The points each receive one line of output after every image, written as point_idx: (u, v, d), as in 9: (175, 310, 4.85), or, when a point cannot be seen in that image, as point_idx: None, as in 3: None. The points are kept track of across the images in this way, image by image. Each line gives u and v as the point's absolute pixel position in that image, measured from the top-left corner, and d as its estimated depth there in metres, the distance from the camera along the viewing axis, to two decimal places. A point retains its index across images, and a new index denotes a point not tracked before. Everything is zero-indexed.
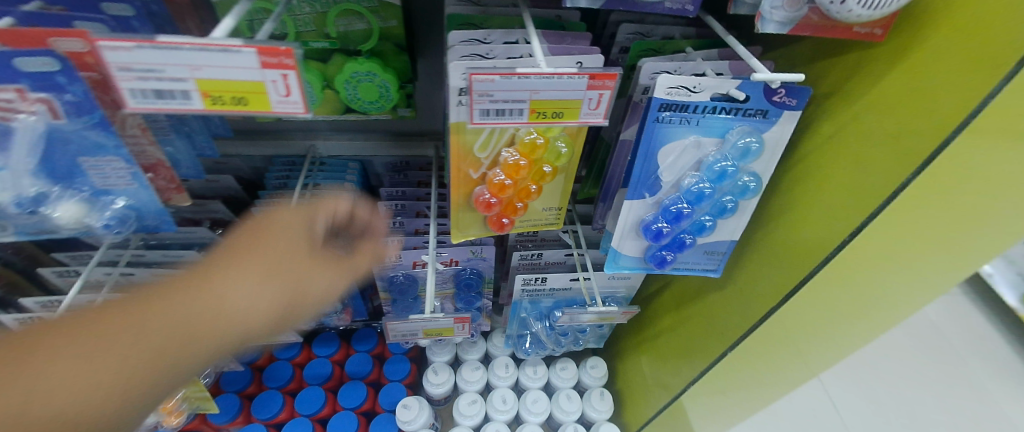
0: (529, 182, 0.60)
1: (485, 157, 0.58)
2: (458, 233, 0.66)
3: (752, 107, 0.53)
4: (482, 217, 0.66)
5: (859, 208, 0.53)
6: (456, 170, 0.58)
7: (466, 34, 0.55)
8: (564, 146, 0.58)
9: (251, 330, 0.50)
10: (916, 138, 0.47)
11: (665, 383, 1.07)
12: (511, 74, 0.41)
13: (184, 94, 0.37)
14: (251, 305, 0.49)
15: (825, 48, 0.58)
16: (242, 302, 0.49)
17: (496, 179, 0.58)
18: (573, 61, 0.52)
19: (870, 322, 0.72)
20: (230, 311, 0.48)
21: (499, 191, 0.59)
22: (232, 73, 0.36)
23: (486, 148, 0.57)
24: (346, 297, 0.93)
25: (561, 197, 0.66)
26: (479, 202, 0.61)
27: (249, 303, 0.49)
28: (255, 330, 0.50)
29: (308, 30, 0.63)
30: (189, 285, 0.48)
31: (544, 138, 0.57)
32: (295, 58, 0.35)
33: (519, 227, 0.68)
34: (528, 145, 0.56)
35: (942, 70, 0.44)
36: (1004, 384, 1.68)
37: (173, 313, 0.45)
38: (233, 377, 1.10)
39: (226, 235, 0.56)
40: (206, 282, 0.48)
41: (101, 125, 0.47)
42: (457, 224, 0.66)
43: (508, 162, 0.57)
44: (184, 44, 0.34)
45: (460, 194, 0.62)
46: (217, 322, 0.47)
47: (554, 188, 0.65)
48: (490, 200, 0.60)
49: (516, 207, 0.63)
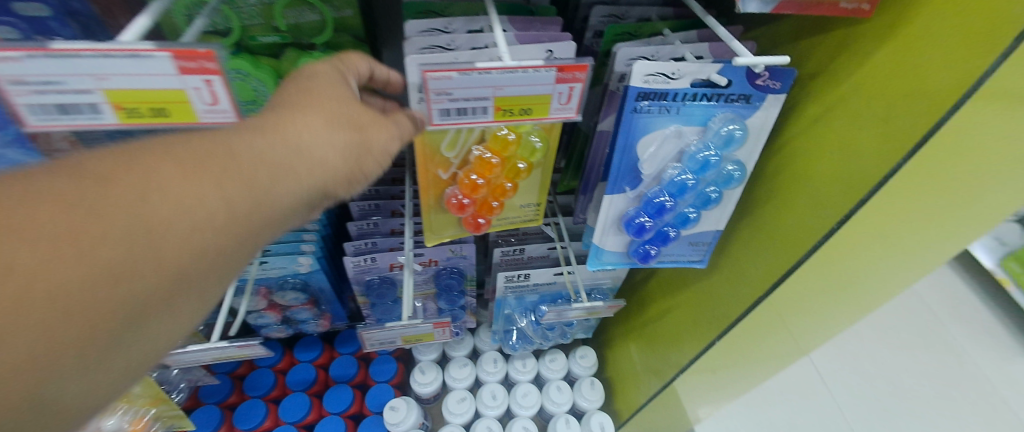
0: (503, 180, 0.56)
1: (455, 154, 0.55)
2: (431, 236, 0.63)
3: (734, 92, 0.49)
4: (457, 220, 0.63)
5: (847, 196, 0.51)
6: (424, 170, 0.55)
7: (425, 23, 0.51)
8: (538, 140, 0.55)
9: (326, 184, 0.42)
10: (907, 119, 0.44)
11: (654, 368, 1.06)
12: (470, 70, 0.37)
13: (92, 107, 0.33)
14: (321, 155, 0.40)
15: (809, 25, 0.54)
16: (314, 151, 0.40)
17: (468, 178, 0.55)
18: (543, 49, 0.48)
19: (857, 300, 0.72)
20: (302, 164, 0.39)
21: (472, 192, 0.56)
22: (147, 82, 0.32)
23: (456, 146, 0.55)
24: (322, 302, 0.90)
25: (538, 192, 0.63)
26: (451, 204, 0.57)
27: (320, 149, 0.40)
28: (328, 186, 0.42)
29: (255, 24, 0.58)
30: (253, 129, 0.38)
31: (516, 134, 0.54)
32: (218, 62, 0.32)
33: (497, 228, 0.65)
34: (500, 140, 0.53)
35: (935, 48, 0.41)
36: (983, 347, 1.75)
37: (246, 156, 0.36)
38: (212, 388, 1.06)
39: (287, 79, 0.44)
40: (276, 131, 0.39)
41: (19, 141, 0.42)
42: (431, 227, 0.63)
43: (479, 159, 0.55)
44: (84, 51, 0.29)
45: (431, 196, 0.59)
46: (289, 172, 0.38)
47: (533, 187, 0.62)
48: (464, 202, 0.57)
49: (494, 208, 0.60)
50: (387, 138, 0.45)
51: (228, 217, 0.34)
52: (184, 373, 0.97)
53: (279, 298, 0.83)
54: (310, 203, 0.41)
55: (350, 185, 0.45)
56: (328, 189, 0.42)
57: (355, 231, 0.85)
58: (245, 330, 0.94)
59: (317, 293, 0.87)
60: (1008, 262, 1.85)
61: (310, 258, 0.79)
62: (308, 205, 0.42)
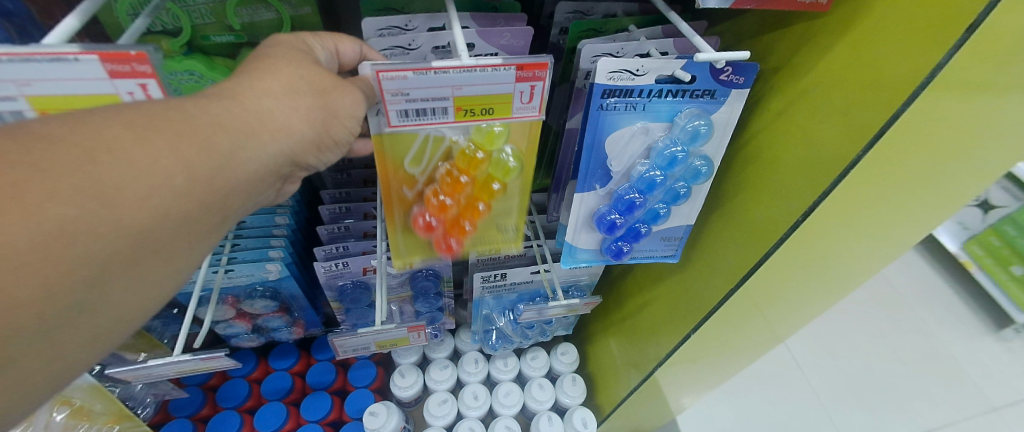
0: (472, 199, 0.54)
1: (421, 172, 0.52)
2: (397, 258, 0.61)
3: (699, 87, 0.49)
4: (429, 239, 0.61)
5: (811, 187, 0.51)
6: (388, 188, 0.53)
7: (384, 20, 0.49)
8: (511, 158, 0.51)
9: (292, 149, 0.41)
10: (866, 112, 0.44)
11: (634, 362, 1.07)
12: (427, 69, 0.36)
13: (15, 112, 0.33)
14: (283, 120, 0.40)
15: (770, 20, 0.55)
16: (277, 116, 0.39)
17: (435, 199, 0.53)
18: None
19: (826, 287, 0.73)
20: (265, 128, 0.39)
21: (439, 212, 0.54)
22: (74, 87, 0.32)
23: (420, 163, 0.51)
24: (294, 309, 0.87)
25: (517, 213, 0.60)
26: (418, 225, 0.55)
27: (282, 114, 0.40)
28: (295, 151, 0.41)
29: (206, 23, 0.56)
30: (217, 93, 0.38)
31: (485, 153, 0.50)
32: (150, 65, 0.33)
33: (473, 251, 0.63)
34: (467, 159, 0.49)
35: (888, 41, 0.42)
36: (949, 328, 1.82)
37: (208, 120, 0.36)
38: (182, 402, 1.03)
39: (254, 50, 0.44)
40: (240, 96, 0.39)
41: None
42: (399, 251, 0.61)
43: (446, 178, 0.52)
44: (5, 55, 0.30)
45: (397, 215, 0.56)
46: (252, 136, 0.38)
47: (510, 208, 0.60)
48: (431, 222, 0.55)
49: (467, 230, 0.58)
50: (352, 103, 0.43)
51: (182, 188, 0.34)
52: (148, 387, 0.93)
53: (248, 307, 0.80)
54: (278, 168, 0.41)
55: (319, 151, 0.44)
56: (294, 154, 0.42)
57: (326, 235, 0.83)
58: (213, 341, 0.91)
59: (288, 301, 0.84)
60: (971, 246, 1.93)
61: (278, 264, 0.76)
62: (277, 172, 0.41)
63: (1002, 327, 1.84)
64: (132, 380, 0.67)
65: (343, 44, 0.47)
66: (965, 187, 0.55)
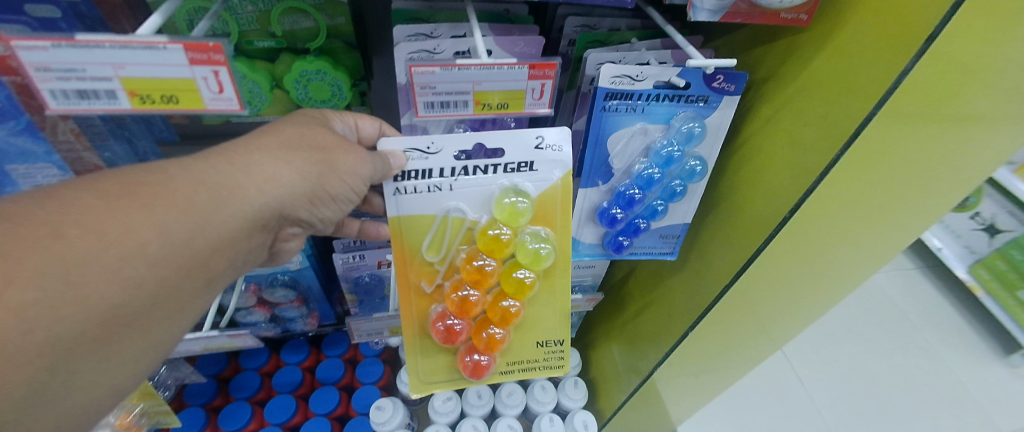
0: (501, 302, 0.60)
1: (438, 264, 0.58)
2: (415, 381, 0.64)
3: (694, 93, 0.54)
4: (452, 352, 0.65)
5: (796, 186, 0.56)
6: (406, 284, 0.58)
7: (412, 28, 0.55)
8: (538, 244, 0.56)
9: (283, 202, 0.46)
10: (843, 116, 0.49)
11: (634, 367, 1.09)
12: (451, 66, 0.42)
13: (109, 93, 0.38)
14: (275, 173, 0.45)
15: (760, 36, 0.61)
16: (266, 170, 0.45)
17: (455, 295, 0.59)
18: (533, 136, 0.51)
19: (820, 293, 0.76)
20: (250, 182, 0.44)
21: (459, 310, 0.60)
22: (160, 70, 0.37)
23: (437, 253, 0.57)
24: (311, 301, 0.92)
25: (559, 325, 0.64)
26: (438, 329, 0.61)
27: (275, 167, 0.45)
28: (284, 204, 0.46)
29: (252, 29, 0.62)
30: (221, 151, 0.45)
31: (510, 234, 0.55)
32: (223, 54, 0.37)
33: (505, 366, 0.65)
34: (489, 240, 0.55)
35: (862, 53, 0.47)
36: (956, 351, 1.81)
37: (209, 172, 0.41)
38: (198, 390, 1.06)
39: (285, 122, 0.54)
40: (243, 154, 0.45)
41: (27, 130, 0.49)
42: (417, 371, 0.64)
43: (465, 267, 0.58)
44: (105, 42, 0.35)
45: (416, 322, 0.61)
46: (233, 190, 0.43)
47: (543, 308, 0.63)
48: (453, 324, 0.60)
49: (493, 336, 0.61)
50: (353, 160, 0.48)
51: (203, 200, 0.41)
52: (170, 371, 0.97)
53: (269, 295, 0.86)
54: (263, 221, 0.46)
55: (314, 205, 0.49)
56: (285, 207, 0.47)
57: None
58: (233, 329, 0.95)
59: (306, 292, 0.89)
60: (977, 270, 1.93)
61: (300, 255, 0.81)
62: (265, 222, 0.46)
63: (1009, 352, 1.82)
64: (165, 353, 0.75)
65: (363, 121, 0.58)
66: (949, 194, 0.59)
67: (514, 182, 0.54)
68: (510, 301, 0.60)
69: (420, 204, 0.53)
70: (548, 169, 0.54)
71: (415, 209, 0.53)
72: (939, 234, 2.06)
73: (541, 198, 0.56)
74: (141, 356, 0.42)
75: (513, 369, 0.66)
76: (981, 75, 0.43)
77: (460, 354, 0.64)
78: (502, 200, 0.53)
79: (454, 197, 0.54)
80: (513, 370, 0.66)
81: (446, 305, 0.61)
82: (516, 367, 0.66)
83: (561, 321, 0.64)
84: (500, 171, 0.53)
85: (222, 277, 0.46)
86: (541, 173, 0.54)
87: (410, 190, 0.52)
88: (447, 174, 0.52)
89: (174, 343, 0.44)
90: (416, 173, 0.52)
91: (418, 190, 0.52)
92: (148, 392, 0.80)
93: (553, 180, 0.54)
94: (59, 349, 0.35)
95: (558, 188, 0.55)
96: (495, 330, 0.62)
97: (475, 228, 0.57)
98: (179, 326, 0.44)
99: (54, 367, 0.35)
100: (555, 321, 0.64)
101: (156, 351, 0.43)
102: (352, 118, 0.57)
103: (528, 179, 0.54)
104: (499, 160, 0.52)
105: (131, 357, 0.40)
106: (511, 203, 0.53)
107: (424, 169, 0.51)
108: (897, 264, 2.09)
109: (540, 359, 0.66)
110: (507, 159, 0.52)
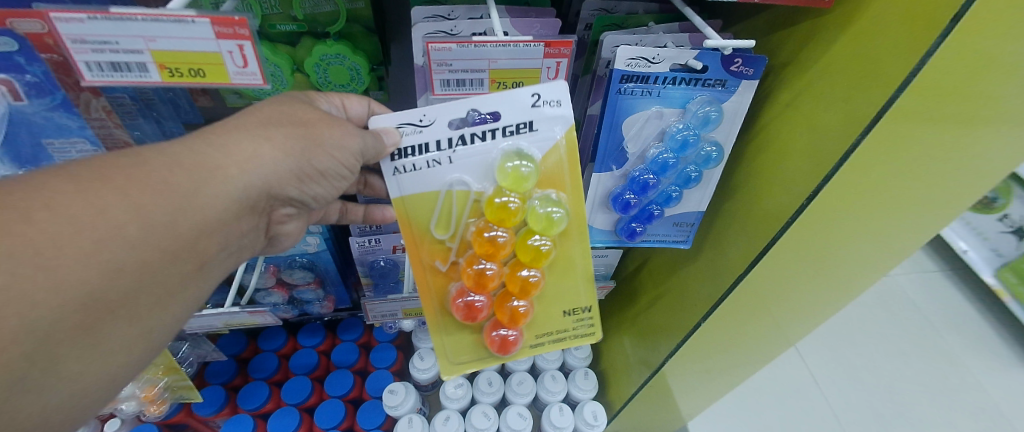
0: (517, 271, 0.60)
1: (449, 241, 0.59)
2: (446, 362, 0.65)
3: (711, 77, 0.54)
4: (477, 329, 0.66)
5: (814, 171, 0.55)
6: (420, 264, 0.59)
7: (429, 9, 0.56)
8: (552, 210, 0.55)
9: (269, 180, 0.47)
10: (864, 99, 0.49)
11: (646, 359, 1.08)
12: (467, 44, 0.48)
13: (141, 66, 0.40)
14: (254, 152, 0.46)
15: (782, 19, 0.60)
16: (245, 148, 0.46)
17: (470, 269, 0.60)
18: (528, 94, 0.51)
19: (836, 289, 0.74)
20: (230, 161, 0.45)
21: (476, 285, 0.60)
22: (188, 43, 0.39)
23: (447, 230, 0.58)
24: (328, 284, 0.94)
25: (585, 289, 0.64)
26: (459, 306, 0.61)
27: (255, 145, 0.46)
28: (270, 184, 0.47)
29: (274, 13, 0.63)
30: (201, 134, 0.46)
31: (519, 201, 0.55)
32: (248, 28, 0.39)
33: (533, 336, 0.66)
34: (497, 209, 0.55)
35: (886, 34, 0.46)
36: (980, 357, 1.75)
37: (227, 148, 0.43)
38: (218, 369, 1.09)
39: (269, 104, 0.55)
40: (221, 135, 0.46)
41: (62, 105, 0.50)
42: (445, 351, 0.65)
43: (476, 240, 0.58)
44: (137, 15, 0.37)
45: (436, 300, 0.62)
46: (214, 171, 0.44)
47: (564, 275, 0.64)
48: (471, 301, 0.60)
49: (517, 309, 0.62)
50: (339, 134, 0.50)
51: (189, 184, 0.43)
52: (193, 348, 1.01)
53: (288, 276, 0.88)
54: (253, 202, 0.47)
55: (303, 182, 0.50)
56: (272, 185, 0.48)
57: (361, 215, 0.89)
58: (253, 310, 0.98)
59: (323, 274, 0.92)
60: (1004, 274, 1.86)
61: (317, 237, 0.83)
62: (255, 203, 0.48)
63: None
64: (187, 328, 0.79)
65: (349, 101, 0.59)
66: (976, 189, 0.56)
67: (518, 145, 0.53)
68: (528, 270, 0.60)
69: (421, 181, 0.54)
70: (550, 126, 0.53)
71: (417, 187, 0.54)
72: (965, 236, 2.00)
73: (546, 161, 0.55)
74: (156, 319, 0.44)
75: (542, 341, 0.66)
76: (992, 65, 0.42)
77: (487, 329, 0.65)
78: (505, 165, 0.52)
79: (455, 170, 0.54)
80: (546, 340, 0.66)
81: (464, 281, 0.61)
82: (546, 338, 0.66)
83: (586, 286, 0.64)
84: (498, 135, 0.52)
85: (216, 261, 0.48)
86: (543, 132, 0.53)
87: (408, 168, 0.53)
88: (444, 146, 0.52)
89: (188, 312, 0.47)
90: (411, 150, 0.52)
91: (416, 168, 0.53)
92: (172, 368, 0.83)
93: (556, 137, 0.53)
94: (82, 309, 0.38)
95: (562, 146, 0.54)
96: (518, 303, 0.62)
97: (481, 199, 0.56)
98: (191, 295, 0.46)
99: (75, 327, 0.38)
100: (579, 287, 0.64)
101: (169, 320, 0.45)
102: (337, 99, 0.58)
103: (531, 141, 0.53)
104: (497, 124, 0.52)
105: (145, 324, 0.43)
106: (514, 168, 0.52)
107: (419, 144, 0.52)
108: (920, 265, 2.03)
109: (569, 327, 0.66)
110: (504, 122, 0.52)
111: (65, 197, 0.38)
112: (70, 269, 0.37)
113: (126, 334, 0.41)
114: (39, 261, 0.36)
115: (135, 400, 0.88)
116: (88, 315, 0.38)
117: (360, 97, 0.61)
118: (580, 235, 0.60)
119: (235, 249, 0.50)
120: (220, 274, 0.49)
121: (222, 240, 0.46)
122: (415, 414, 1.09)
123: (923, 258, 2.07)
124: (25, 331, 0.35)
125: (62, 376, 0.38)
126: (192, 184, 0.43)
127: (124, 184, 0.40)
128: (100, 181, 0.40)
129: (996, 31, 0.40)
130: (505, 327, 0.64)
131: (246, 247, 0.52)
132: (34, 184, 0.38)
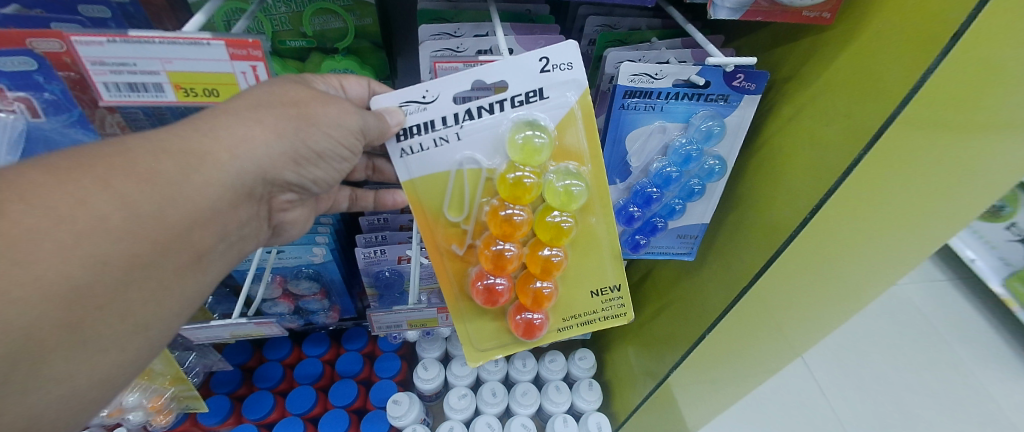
0: (536, 248, 0.60)
1: (463, 223, 0.61)
2: (472, 350, 0.67)
3: (714, 92, 0.55)
4: (500, 315, 0.68)
5: (818, 186, 0.56)
6: (437, 249, 0.62)
7: (437, 28, 0.60)
8: (573, 185, 0.55)
9: (263, 165, 0.47)
10: (865, 114, 0.50)
11: (650, 370, 1.07)
12: (472, 62, 0.54)
13: (156, 86, 0.45)
14: (246, 134, 0.45)
15: (785, 34, 0.61)
16: (236, 131, 0.45)
17: (488, 251, 0.59)
18: (537, 58, 0.51)
19: (842, 299, 0.73)
20: (220, 146, 0.45)
21: (494, 267, 0.60)
22: (202, 64, 0.45)
23: (459, 212, 0.60)
24: (333, 294, 0.95)
25: (613, 266, 0.65)
26: (480, 291, 0.62)
27: (245, 128, 0.45)
28: (266, 168, 0.47)
29: (285, 30, 0.65)
30: (188, 122, 0.46)
31: (535, 178, 0.55)
32: (260, 49, 0.45)
33: (559, 317, 0.67)
34: (511, 186, 0.55)
35: (885, 50, 0.48)
36: (990, 368, 1.73)
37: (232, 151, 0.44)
38: (224, 378, 1.09)
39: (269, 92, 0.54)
40: (210, 120, 0.45)
41: (79, 122, 0.51)
42: (469, 338, 0.67)
43: (491, 219, 0.58)
44: (154, 39, 0.42)
45: (454, 283, 0.64)
46: (218, 176, 0.45)
47: (587, 254, 0.64)
48: (489, 285, 0.61)
49: (540, 290, 0.62)
50: (332, 114, 0.50)
51: (196, 186, 0.43)
52: (199, 358, 1.01)
53: (294, 287, 0.89)
54: (248, 188, 0.47)
55: (300, 165, 0.50)
56: (268, 170, 0.48)
57: (367, 225, 0.90)
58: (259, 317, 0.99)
59: (329, 285, 0.92)
60: (1013, 283, 1.84)
61: (323, 248, 0.84)
62: (251, 189, 0.47)
63: None
64: (194, 339, 0.80)
65: (347, 81, 0.58)
66: (984, 202, 0.56)
67: (530, 113, 0.54)
68: (549, 250, 0.61)
69: (429, 161, 0.55)
70: (561, 92, 0.53)
71: (424, 168, 0.56)
72: (972, 244, 1.98)
73: (558, 136, 0.56)
74: (159, 313, 0.44)
75: (569, 324, 0.67)
76: (999, 76, 0.42)
77: (511, 313, 0.66)
78: (516, 137, 0.52)
79: (463, 147, 0.55)
80: (577, 320, 0.67)
81: (482, 264, 0.62)
82: (574, 321, 0.67)
83: (612, 264, 0.64)
84: (506, 106, 0.53)
85: (217, 254, 0.48)
86: (555, 98, 0.53)
87: (415, 148, 0.54)
88: (450, 122, 0.53)
89: (190, 306, 0.47)
90: (416, 128, 0.54)
91: (423, 147, 0.54)
92: (178, 377, 0.84)
93: (569, 103, 0.54)
94: (82, 298, 0.38)
95: (576, 113, 0.55)
96: (541, 284, 0.63)
97: (493, 177, 0.58)
98: (191, 286, 0.46)
99: (77, 315, 0.38)
100: (604, 264, 0.64)
101: (170, 311, 0.45)
102: (335, 80, 0.57)
103: (543, 109, 0.54)
104: (503, 94, 0.53)
105: (145, 316, 0.43)
106: (525, 140, 0.52)
107: (424, 121, 0.53)
108: (926, 274, 2.01)
109: (597, 308, 0.66)
110: (512, 92, 0.53)
111: (69, 187, 0.39)
112: (70, 257, 0.37)
113: (126, 324, 0.42)
114: (46, 254, 0.36)
115: (142, 410, 0.88)
116: (86, 305, 0.38)
117: (358, 77, 0.59)
118: (602, 208, 0.61)
119: (237, 240, 0.50)
120: (223, 267, 0.50)
121: (222, 230, 0.47)
122: (418, 425, 1.08)
123: (929, 267, 2.05)
124: (23, 320, 0.35)
125: (63, 365, 0.39)
126: (198, 185, 0.43)
127: (129, 177, 0.40)
128: (106, 176, 0.40)
129: (1005, 37, 0.40)
130: (529, 311, 0.64)
131: (248, 238, 0.52)
132: (45, 176, 0.39)
